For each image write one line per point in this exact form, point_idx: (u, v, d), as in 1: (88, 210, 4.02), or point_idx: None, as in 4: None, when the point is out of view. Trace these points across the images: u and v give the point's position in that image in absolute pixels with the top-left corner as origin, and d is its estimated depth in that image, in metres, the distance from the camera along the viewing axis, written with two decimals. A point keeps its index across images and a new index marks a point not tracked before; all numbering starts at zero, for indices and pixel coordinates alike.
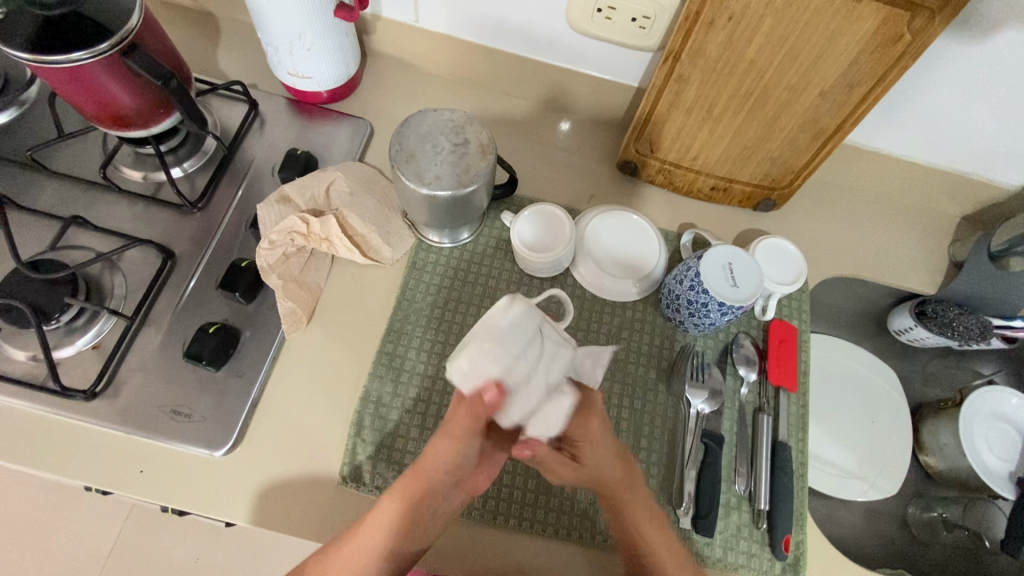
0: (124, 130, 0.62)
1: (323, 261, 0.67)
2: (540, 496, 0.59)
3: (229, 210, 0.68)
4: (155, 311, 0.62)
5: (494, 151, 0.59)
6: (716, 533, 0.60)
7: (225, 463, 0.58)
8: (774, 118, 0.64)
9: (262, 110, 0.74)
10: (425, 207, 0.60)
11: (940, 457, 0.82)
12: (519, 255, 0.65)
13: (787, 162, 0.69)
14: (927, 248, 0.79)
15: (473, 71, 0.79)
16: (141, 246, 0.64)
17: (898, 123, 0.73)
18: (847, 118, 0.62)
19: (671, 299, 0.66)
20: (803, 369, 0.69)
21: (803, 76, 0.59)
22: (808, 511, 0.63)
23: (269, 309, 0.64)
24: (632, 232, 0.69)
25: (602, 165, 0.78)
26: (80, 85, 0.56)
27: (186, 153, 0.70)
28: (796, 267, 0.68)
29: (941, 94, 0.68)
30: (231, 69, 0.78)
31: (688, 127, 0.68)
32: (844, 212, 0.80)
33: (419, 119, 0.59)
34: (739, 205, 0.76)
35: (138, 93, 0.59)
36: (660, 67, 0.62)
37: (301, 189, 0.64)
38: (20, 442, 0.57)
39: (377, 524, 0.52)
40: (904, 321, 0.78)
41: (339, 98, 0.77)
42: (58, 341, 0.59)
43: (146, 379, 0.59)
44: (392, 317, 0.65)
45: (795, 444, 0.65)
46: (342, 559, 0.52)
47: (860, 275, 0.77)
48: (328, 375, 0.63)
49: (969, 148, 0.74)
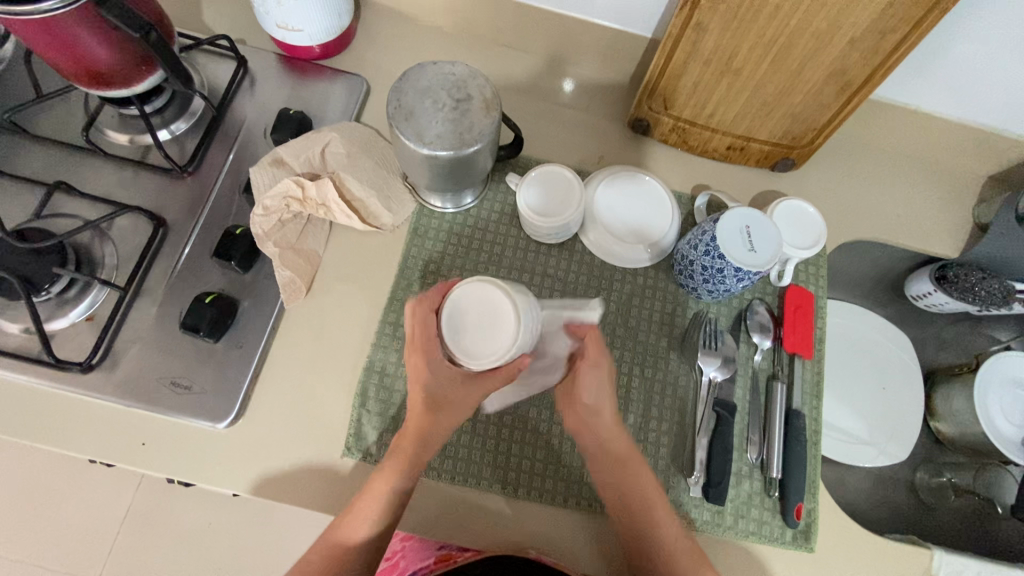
0: (104, 88, 0.58)
1: (320, 228, 0.64)
2: (550, 467, 0.58)
3: (220, 175, 0.65)
4: (148, 280, 0.60)
5: (500, 108, 0.55)
6: (727, 501, 0.59)
7: (228, 434, 0.57)
8: (798, 70, 0.60)
9: (252, 67, 0.70)
10: (427, 169, 0.56)
11: (952, 423, 0.82)
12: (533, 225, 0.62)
13: (809, 118, 0.65)
14: (951, 210, 0.76)
15: (475, 22, 0.74)
16: (131, 214, 0.61)
17: (928, 77, 0.69)
18: (877, 69, 0.58)
19: (684, 265, 0.63)
20: (819, 337, 0.66)
21: (832, 24, 0.55)
22: (821, 479, 0.62)
23: (266, 279, 0.61)
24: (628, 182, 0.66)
25: (612, 124, 0.74)
26: (53, 39, 0.52)
27: (173, 115, 0.66)
28: (816, 231, 0.65)
29: (978, 41, 0.63)
30: (217, 24, 0.73)
31: (706, 81, 0.64)
32: (865, 172, 0.76)
33: (418, 73, 0.55)
34: (756, 164, 0.73)
35: (115, 47, 0.55)
36: (677, 13, 0.58)
37: (295, 151, 0.61)
38: (19, 417, 0.56)
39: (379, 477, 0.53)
40: (923, 286, 0.76)
41: (332, 54, 0.72)
42: (51, 313, 0.57)
43: (143, 352, 0.58)
44: (394, 285, 0.63)
45: (808, 412, 0.64)
46: (355, 513, 0.53)
47: (881, 238, 0.74)
48: (330, 345, 0.61)
49: (1002, 101, 0.70)
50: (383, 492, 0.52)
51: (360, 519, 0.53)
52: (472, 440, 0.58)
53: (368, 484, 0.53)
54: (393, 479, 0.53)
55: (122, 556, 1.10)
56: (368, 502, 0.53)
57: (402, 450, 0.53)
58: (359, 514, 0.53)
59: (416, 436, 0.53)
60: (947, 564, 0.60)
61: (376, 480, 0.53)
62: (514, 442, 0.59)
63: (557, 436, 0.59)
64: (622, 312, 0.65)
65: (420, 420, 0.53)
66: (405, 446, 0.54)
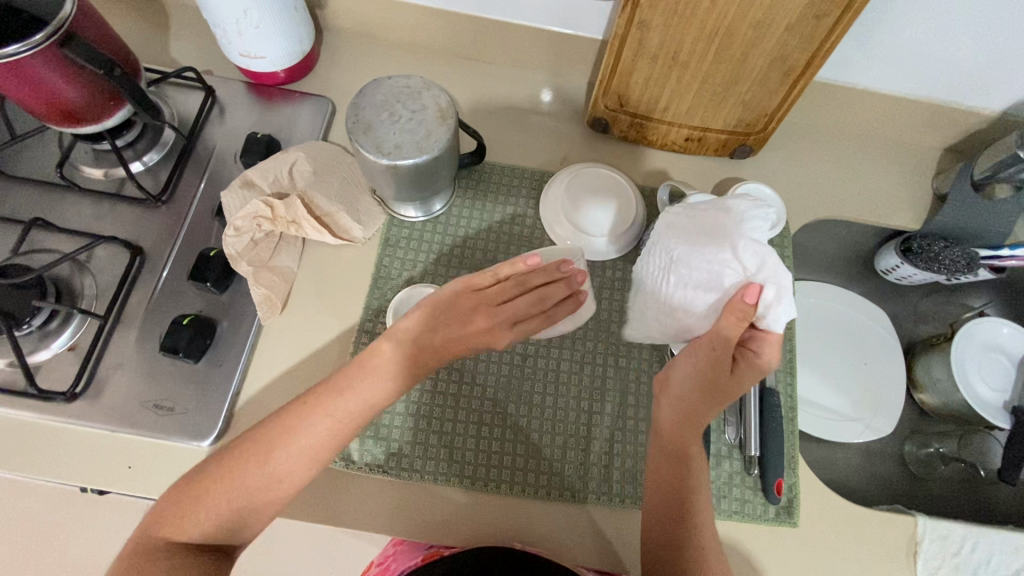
0: (76, 126, 0.61)
1: (293, 246, 0.66)
2: (529, 460, 0.59)
3: (194, 201, 0.67)
4: (128, 307, 0.61)
5: (456, 116, 0.57)
6: (708, 483, 0.60)
7: (213, 452, 0.58)
8: (742, 58, 0.62)
9: (220, 96, 0.72)
10: (390, 179, 0.58)
11: (934, 393, 0.83)
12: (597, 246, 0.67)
13: (759, 105, 0.68)
14: (910, 183, 0.78)
15: (433, 37, 0.77)
16: (108, 244, 0.63)
17: (873, 56, 0.71)
18: (817, 52, 0.60)
19: (649, 256, 0.65)
20: (789, 315, 0.68)
21: (767, 12, 0.57)
22: (800, 454, 0.63)
23: (243, 297, 0.63)
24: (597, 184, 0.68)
25: (573, 124, 0.76)
26: (21, 82, 0.54)
27: (145, 146, 0.68)
28: (775, 213, 0.67)
29: (915, 17, 0.66)
30: (184, 58, 0.76)
31: (657, 76, 0.66)
32: (823, 152, 0.78)
33: (375, 88, 0.57)
34: (715, 153, 0.75)
35: (82, 86, 0.57)
36: (619, 14, 0.60)
37: (263, 172, 0.63)
38: (6, 449, 0.57)
39: (355, 396, 0.53)
40: (891, 260, 0.78)
41: (297, 78, 0.75)
42: (33, 345, 0.58)
43: (126, 377, 0.59)
44: (369, 296, 0.64)
45: (782, 389, 0.65)
46: (299, 437, 0.51)
47: (844, 216, 0.76)
48: (309, 357, 0.62)
49: (947, 74, 0.72)
50: (336, 422, 0.52)
51: (253, 475, 0.49)
52: (452, 441, 0.59)
53: (322, 409, 0.52)
54: (325, 430, 0.52)
55: None
56: (323, 424, 0.52)
57: (338, 401, 0.53)
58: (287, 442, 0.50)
59: (364, 388, 0.53)
60: (932, 529, 0.61)
61: (291, 434, 0.51)
62: (493, 438, 0.60)
63: (534, 429, 0.60)
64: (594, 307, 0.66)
65: (385, 372, 0.54)
66: (352, 397, 0.53)
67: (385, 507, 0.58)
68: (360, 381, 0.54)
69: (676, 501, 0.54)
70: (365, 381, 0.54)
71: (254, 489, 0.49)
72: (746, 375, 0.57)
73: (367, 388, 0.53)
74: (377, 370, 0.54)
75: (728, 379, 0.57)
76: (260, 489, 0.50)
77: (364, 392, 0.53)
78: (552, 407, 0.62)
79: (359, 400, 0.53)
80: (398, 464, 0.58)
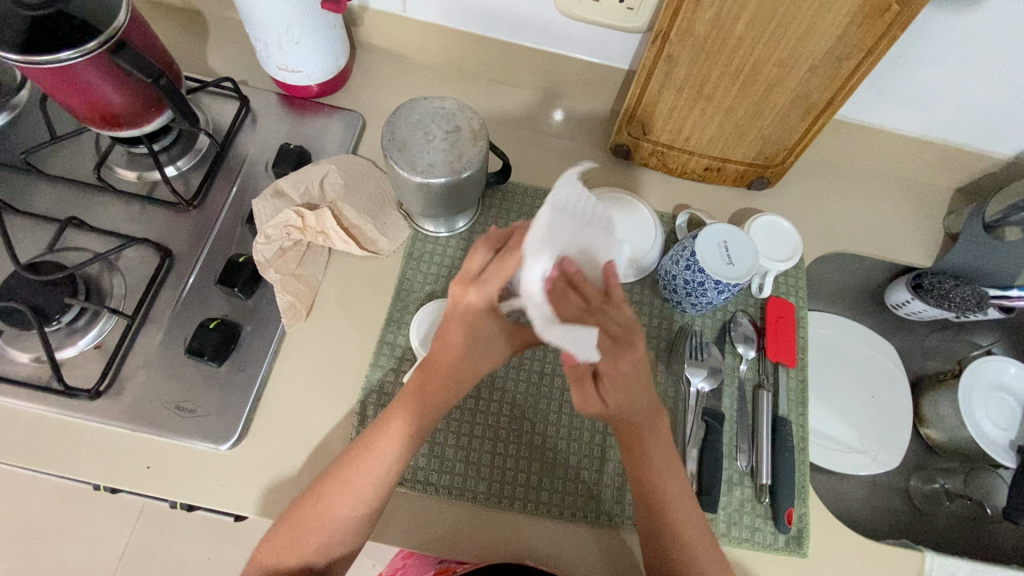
0: (115, 130, 0.62)
1: (319, 255, 0.67)
2: (547, 480, 0.60)
3: (224, 207, 0.68)
4: (155, 309, 0.62)
5: (487, 137, 0.59)
6: (719, 509, 0.60)
7: (230, 455, 0.59)
8: (764, 95, 0.64)
9: (254, 106, 0.74)
10: (419, 196, 0.60)
11: (941, 429, 0.83)
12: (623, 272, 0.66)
13: (779, 139, 0.69)
14: (922, 221, 0.79)
15: (464, 58, 0.79)
16: (138, 246, 0.64)
17: (889, 97, 0.74)
18: (838, 92, 0.62)
19: (667, 280, 0.66)
20: (801, 345, 0.69)
21: (792, 52, 0.59)
22: (810, 484, 0.63)
23: (268, 304, 0.64)
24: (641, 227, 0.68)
25: (596, 149, 0.78)
26: (70, 85, 0.56)
27: (179, 152, 0.70)
28: (791, 244, 0.68)
29: (933, 64, 0.68)
30: (220, 67, 0.78)
31: (681, 107, 0.68)
32: (838, 187, 0.80)
33: (410, 108, 0.59)
34: (733, 184, 0.77)
35: (127, 91, 0.59)
36: (649, 48, 0.62)
37: (295, 183, 0.64)
38: (26, 443, 0.58)
39: (381, 439, 0.53)
40: (901, 295, 0.79)
41: (330, 93, 0.77)
42: (60, 341, 0.59)
43: (149, 377, 0.60)
44: (391, 307, 0.65)
45: (794, 418, 0.66)
46: (345, 474, 0.53)
47: (856, 250, 0.77)
48: (330, 366, 0.63)
49: (961, 118, 0.74)
50: (377, 463, 0.53)
51: (315, 529, 0.52)
52: (470, 455, 0.60)
53: (365, 449, 0.53)
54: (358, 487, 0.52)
55: None
56: (364, 465, 0.52)
57: (375, 449, 0.53)
58: (342, 482, 0.52)
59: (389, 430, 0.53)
60: (938, 566, 0.61)
61: (335, 494, 0.52)
62: (512, 456, 0.60)
63: (555, 450, 0.61)
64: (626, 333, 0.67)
65: (405, 420, 0.53)
66: (376, 452, 0.53)
67: (399, 519, 0.58)
68: (387, 424, 0.53)
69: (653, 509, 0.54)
70: (383, 437, 0.53)
71: (308, 528, 0.52)
72: (625, 364, 0.47)
73: (400, 423, 0.53)
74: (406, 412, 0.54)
75: (604, 364, 0.47)
76: (330, 543, 0.53)
77: (395, 434, 0.53)
78: (566, 424, 0.62)
79: (382, 462, 0.53)
80: (415, 477, 0.59)
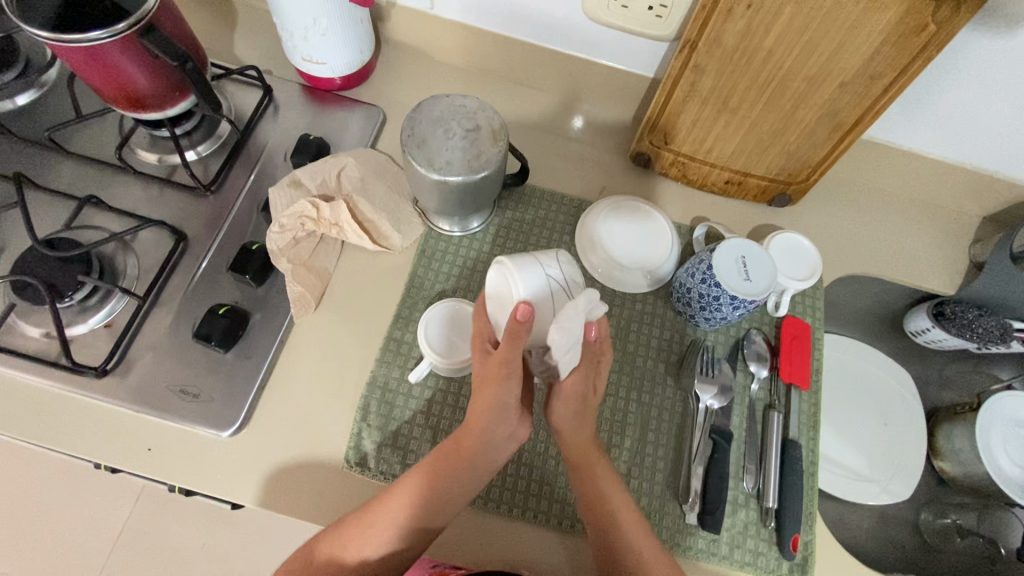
0: (140, 112, 0.63)
1: (332, 247, 0.67)
2: (544, 487, 0.59)
3: (241, 195, 0.68)
4: (166, 291, 0.63)
5: (506, 138, 0.58)
6: (722, 531, 0.59)
7: (231, 443, 0.58)
8: (792, 110, 0.63)
9: (277, 96, 0.75)
10: (435, 193, 0.59)
11: (956, 463, 0.81)
12: (627, 284, 0.67)
13: (804, 156, 0.68)
14: (947, 248, 0.77)
15: (487, 59, 0.79)
16: (154, 228, 0.64)
17: (920, 119, 0.72)
18: (867, 111, 0.61)
19: (682, 293, 0.65)
20: (816, 368, 0.67)
21: (822, 68, 0.58)
22: (818, 511, 0.62)
23: (278, 293, 0.64)
24: (656, 249, 0.68)
25: (615, 157, 0.77)
26: (98, 66, 0.56)
27: (200, 137, 0.70)
28: (811, 263, 0.67)
29: (967, 87, 0.67)
30: (246, 56, 0.78)
31: (704, 118, 0.67)
32: (860, 209, 0.78)
33: (431, 104, 0.58)
34: (753, 200, 0.75)
35: (153, 74, 0.59)
36: (676, 56, 0.61)
37: (312, 173, 0.64)
38: (32, 418, 0.58)
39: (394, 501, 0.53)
40: (921, 322, 0.77)
41: (352, 86, 0.77)
42: (72, 318, 0.60)
43: (156, 359, 0.60)
44: (400, 304, 0.65)
45: (805, 443, 0.64)
46: (362, 515, 0.53)
47: (876, 274, 0.76)
48: (335, 359, 0.63)
49: (993, 145, 0.72)
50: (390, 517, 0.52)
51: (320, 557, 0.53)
52: None
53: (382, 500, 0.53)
54: (380, 537, 0.52)
55: None
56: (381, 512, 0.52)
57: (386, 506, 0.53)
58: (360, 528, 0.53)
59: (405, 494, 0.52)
60: None
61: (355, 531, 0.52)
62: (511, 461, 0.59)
63: (553, 459, 0.60)
64: (636, 349, 0.66)
65: (421, 484, 0.53)
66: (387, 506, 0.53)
67: None
68: (404, 485, 0.53)
69: (605, 534, 0.54)
70: (401, 498, 0.53)
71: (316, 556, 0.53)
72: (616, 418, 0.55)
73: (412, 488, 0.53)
74: (424, 477, 0.53)
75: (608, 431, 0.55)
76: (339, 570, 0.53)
77: (411, 496, 0.52)
78: None
79: (396, 522, 0.52)
80: None
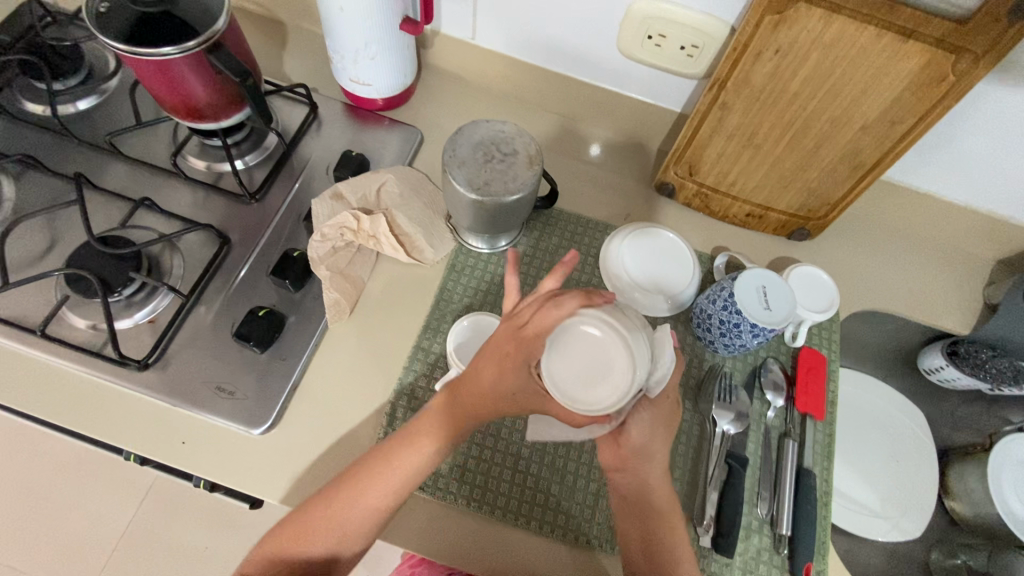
0: (196, 122, 0.67)
1: (367, 258, 0.70)
2: (560, 501, 0.60)
3: (283, 204, 0.72)
4: (208, 291, 0.65)
5: (542, 163, 0.61)
6: (735, 555, 0.60)
7: (261, 440, 0.60)
8: (814, 149, 0.66)
9: (321, 113, 0.79)
10: (471, 211, 0.62)
11: (968, 504, 0.81)
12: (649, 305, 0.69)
13: (824, 193, 0.71)
14: (961, 289, 0.79)
15: (522, 87, 0.83)
16: (201, 231, 0.68)
17: (936, 163, 0.75)
18: (886, 153, 0.64)
19: (702, 318, 0.67)
20: (831, 399, 0.69)
21: (845, 111, 0.61)
22: (831, 541, 0.63)
23: (314, 299, 0.66)
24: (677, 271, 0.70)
25: (640, 185, 0.80)
26: (165, 77, 0.60)
27: (248, 148, 0.74)
28: (829, 297, 0.69)
29: (984, 135, 0.69)
30: (294, 74, 0.83)
31: (729, 153, 0.70)
32: (877, 247, 0.81)
33: (473, 128, 0.62)
34: (773, 233, 0.78)
35: (213, 88, 0.63)
36: (706, 93, 0.65)
37: (354, 187, 0.68)
38: (73, 406, 0.61)
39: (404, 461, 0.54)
40: (935, 360, 0.79)
41: (393, 107, 0.81)
42: (118, 312, 0.63)
43: (195, 355, 0.62)
44: (429, 315, 0.67)
45: (820, 473, 0.65)
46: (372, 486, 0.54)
47: (891, 310, 0.77)
48: (363, 365, 0.65)
49: (1007, 191, 0.75)
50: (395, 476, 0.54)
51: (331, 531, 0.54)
52: (489, 470, 0.60)
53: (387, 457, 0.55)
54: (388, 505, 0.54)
55: (116, 571, 1.09)
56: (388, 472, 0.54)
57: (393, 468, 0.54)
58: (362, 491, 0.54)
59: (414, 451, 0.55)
60: None
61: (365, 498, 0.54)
62: (529, 472, 0.61)
63: (570, 474, 0.61)
64: None
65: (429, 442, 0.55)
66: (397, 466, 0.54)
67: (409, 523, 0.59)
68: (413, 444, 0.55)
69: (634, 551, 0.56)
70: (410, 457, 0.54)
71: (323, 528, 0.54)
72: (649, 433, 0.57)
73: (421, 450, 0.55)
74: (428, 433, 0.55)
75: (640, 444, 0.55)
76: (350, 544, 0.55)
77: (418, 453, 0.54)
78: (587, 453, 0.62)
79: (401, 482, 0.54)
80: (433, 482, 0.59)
